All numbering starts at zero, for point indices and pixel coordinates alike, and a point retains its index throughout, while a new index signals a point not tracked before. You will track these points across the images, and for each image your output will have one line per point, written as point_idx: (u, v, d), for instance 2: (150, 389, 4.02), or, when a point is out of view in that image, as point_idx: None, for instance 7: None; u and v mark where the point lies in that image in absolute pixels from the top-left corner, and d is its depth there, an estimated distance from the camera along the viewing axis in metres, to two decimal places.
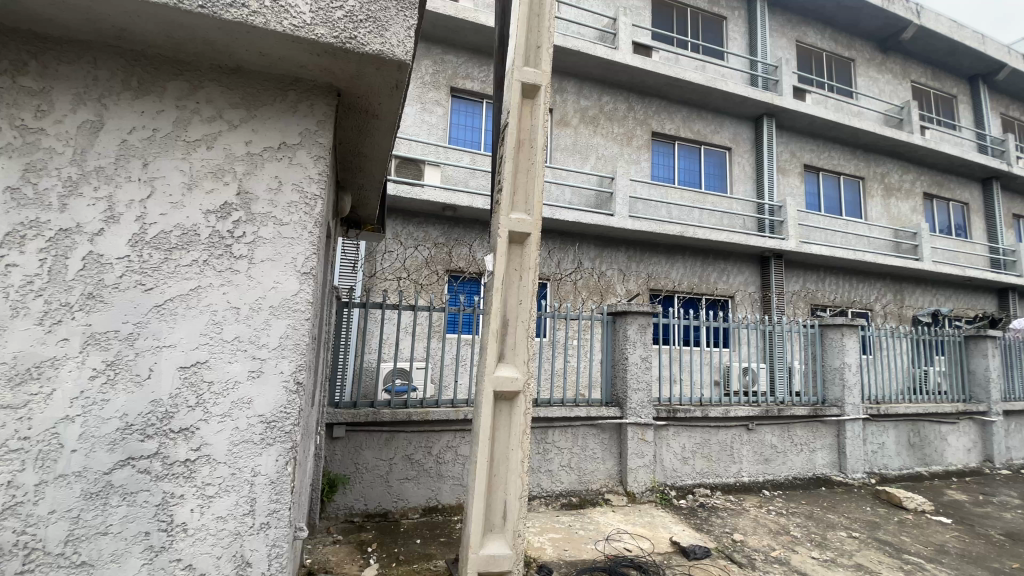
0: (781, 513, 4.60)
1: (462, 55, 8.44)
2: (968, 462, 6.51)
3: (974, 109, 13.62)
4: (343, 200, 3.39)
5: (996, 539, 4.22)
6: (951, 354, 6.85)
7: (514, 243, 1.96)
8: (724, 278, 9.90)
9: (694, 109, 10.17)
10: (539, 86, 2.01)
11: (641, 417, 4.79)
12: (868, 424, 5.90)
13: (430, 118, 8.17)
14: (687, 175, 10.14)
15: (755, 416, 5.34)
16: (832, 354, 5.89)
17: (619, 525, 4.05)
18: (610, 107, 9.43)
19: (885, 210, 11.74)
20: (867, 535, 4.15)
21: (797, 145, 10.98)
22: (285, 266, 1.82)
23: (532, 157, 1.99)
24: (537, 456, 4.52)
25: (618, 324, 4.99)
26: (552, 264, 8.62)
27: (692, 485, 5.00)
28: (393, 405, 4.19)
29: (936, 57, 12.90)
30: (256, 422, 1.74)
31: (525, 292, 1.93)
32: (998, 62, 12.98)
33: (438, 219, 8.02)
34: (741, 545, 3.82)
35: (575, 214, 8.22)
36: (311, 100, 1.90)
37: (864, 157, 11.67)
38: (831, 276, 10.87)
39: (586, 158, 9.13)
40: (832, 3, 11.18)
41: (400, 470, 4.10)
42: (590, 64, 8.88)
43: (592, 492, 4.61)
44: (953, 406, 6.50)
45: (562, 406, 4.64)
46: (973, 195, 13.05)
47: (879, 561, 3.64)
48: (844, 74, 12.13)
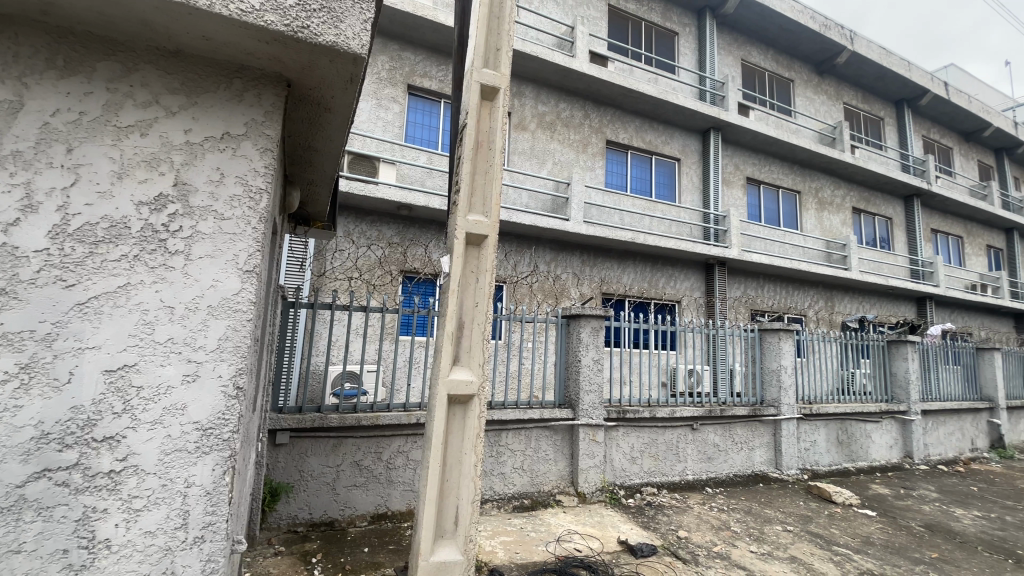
0: (722, 509, 4.81)
1: (420, 53, 8.34)
2: (890, 458, 7.06)
3: (899, 131, 14.83)
4: (292, 195, 3.26)
5: (916, 530, 4.58)
6: (875, 357, 7.42)
7: (470, 244, 1.94)
8: (672, 284, 10.28)
9: (647, 119, 10.52)
10: (497, 88, 2.01)
11: (593, 418, 4.88)
12: (802, 424, 6.28)
13: (386, 115, 8.00)
14: (639, 183, 10.47)
15: (699, 416, 5.57)
16: (771, 356, 6.24)
17: (569, 526, 4.11)
18: (567, 114, 9.59)
19: (818, 222, 12.57)
20: (801, 528, 4.41)
21: (741, 158, 11.58)
22: (225, 263, 1.72)
23: (490, 159, 1.98)
24: (490, 460, 4.49)
25: (572, 327, 5.06)
26: (508, 266, 8.65)
27: (639, 484, 5.13)
28: (342, 409, 4.07)
29: (865, 82, 13.97)
30: (191, 429, 1.63)
31: (481, 294, 1.91)
32: (919, 89, 14.21)
33: (392, 218, 7.87)
34: (685, 541, 3.96)
35: (532, 218, 8.29)
36: (258, 89, 1.81)
37: (800, 172, 12.46)
38: (770, 283, 11.52)
39: (543, 162, 9.24)
40: (774, 26, 11.88)
41: (347, 477, 3.97)
42: (548, 71, 9.00)
43: (544, 493, 4.65)
44: (877, 406, 7.02)
45: (515, 408, 4.65)
46: (895, 211, 14.21)
47: (811, 553, 3.87)
48: (784, 93, 12.91)
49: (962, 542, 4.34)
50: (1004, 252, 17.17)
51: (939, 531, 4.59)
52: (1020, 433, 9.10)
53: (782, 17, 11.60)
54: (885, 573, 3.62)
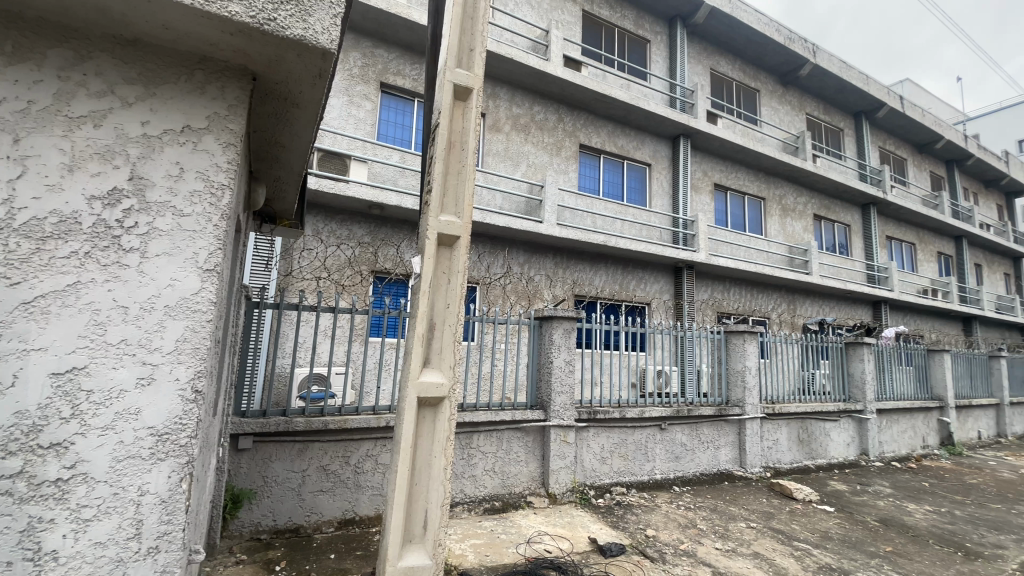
0: (689, 507, 4.92)
1: (394, 51, 8.25)
2: (848, 455, 7.36)
3: (857, 142, 15.51)
4: (257, 192, 3.16)
5: (871, 525, 4.78)
6: (834, 359, 7.72)
7: (442, 244, 1.93)
8: (642, 286, 10.46)
9: (619, 124, 10.69)
10: (470, 89, 2.00)
11: (564, 419, 4.90)
12: (765, 423, 6.48)
13: (358, 112, 7.86)
14: (611, 187, 10.62)
15: (667, 416, 5.67)
16: (736, 358, 6.42)
17: (540, 527, 4.12)
18: (541, 117, 9.64)
19: (782, 228, 13.02)
20: (764, 524, 4.54)
21: (709, 165, 11.89)
22: (184, 262, 1.65)
23: (462, 160, 1.97)
24: (460, 462, 4.45)
25: (544, 329, 5.08)
26: (481, 268, 8.62)
27: (609, 484, 5.18)
28: (308, 412, 3.97)
29: (826, 94, 14.55)
30: (145, 435, 1.56)
31: (452, 295, 1.90)
32: (875, 102, 14.89)
33: (364, 217, 7.75)
34: (653, 539, 4.02)
35: (506, 219, 8.29)
36: (221, 82, 1.75)
37: (765, 179, 12.88)
38: (736, 287, 11.85)
39: (517, 164, 9.26)
40: (742, 37, 12.25)
41: (314, 482, 3.87)
42: (523, 73, 9.03)
43: (515, 495, 4.65)
44: (835, 405, 7.31)
45: (487, 410, 4.63)
46: (853, 218, 14.84)
47: (773, 549, 4.00)
48: (750, 103, 13.32)
49: (914, 536, 4.55)
50: (952, 258, 18.14)
51: (893, 525, 4.81)
52: (967, 430, 9.62)
53: (749, 29, 11.98)
54: (842, 566, 3.76)
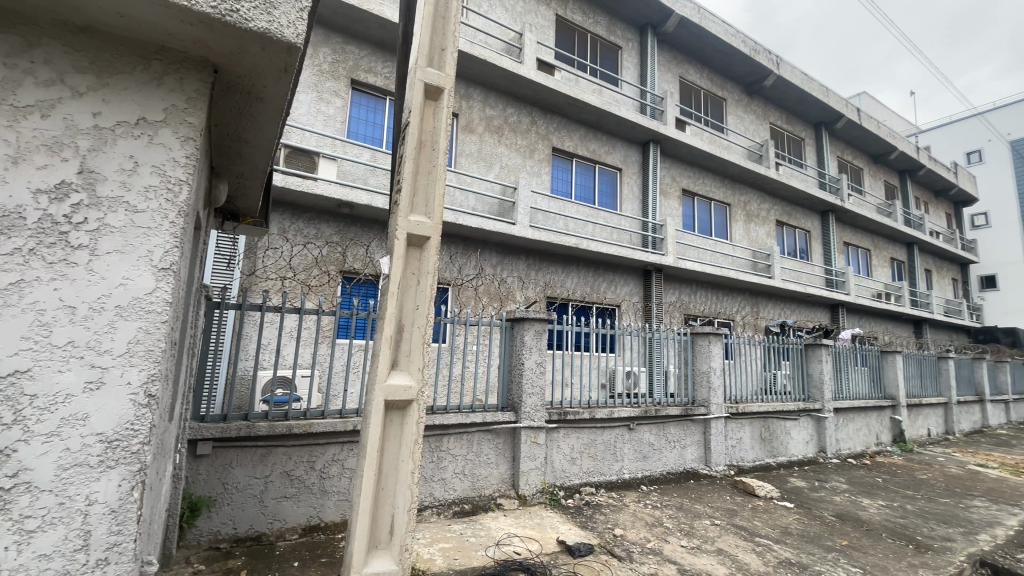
0: (656, 506, 5.01)
1: (365, 48, 8.13)
2: (807, 452, 7.64)
3: (817, 151, 16.16)
4: (218, 188, 3.06)
5: (829, 519, 4.98)
6: (794, 360, 8.01)
7: (412, 245, 1.91)
8: (612, 289, 10.60)
9: (591, 128, 10.82)
10: (441, 88, 1.99)
11: (534, 421, 4.92)
12: (729, 422, 6.67)
13: (327, 109, 7.70)
14: (583, 191, 10.74)
15: (636, 416, 5.77)
16: (702, 359, 6.58)
17: (509, 529, 4.11)
18: (514, 119, 9.67)
19: (746, 233, 13.44)
20: (727, 521, 4.67)
21: (678, 171, 12.17)
22: (138, 260, 1.59)
23: (433, 160, 1.96)
24: (430, 465, 4.39)
25: (516, 331, 5.08)
26: (453, 269, 8.57)
27: (579, 484, 5.23)
28: (271, 416, 3.85)
29: (789, 104, 15.11)
30: (94, 441, 1.48)
31: (422, 296, 1.88)
32: (834, 114, 15.56)
33: (333, 216, 7.60)
34: (621, 538, 4.08)
35: (478, 220, 8.26)
36: (180, 73, 1.70)
37: (731, 186, 13.27)
38: (702, 290, 12.16)
39: (490, 166, 9.25)
40: (710, 47, 12.60)
41: (277, 488, 3.76)
42: (496, 75, 9.04)
43: (485, 498, 4.63)
44: (796, 405, 7.58)
45: (457, 412, 4.59)
46: (813, 225, 15.45)
47: (736, 545, 4.11)
48: (717, 111, 13.71)
49: (868, 529, 4.77)
50: (905, 264, 19.10)
51: (848, 520, 5.02)
52: (917, 428, 10.13)
53: (717, 40, 12.33)
54: (801, 561, 3.89)
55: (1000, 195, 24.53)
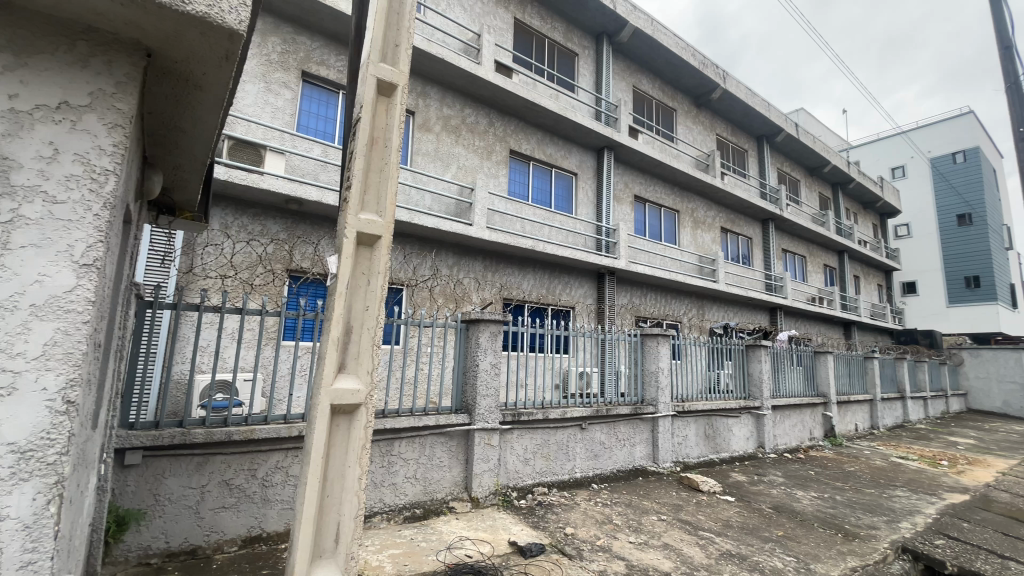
0: (606, 503, 5.12)
1: (317, 40, 7.87)
2: (747, 448, 8.05)
3: (759, 162, 17.07)
4: (153, 179, 2.87)
5: (766, 511, 5.27)
6: (737, 360, 8.42)
7: (362, 244, 1.86)
8: (567, 291, 10.76)
9: (548, 133, 10.95)
10: (395, 85, 1.95)
11: (488, 422, 4.90)
12: (676, 420, 6.93)
13: (276, 100, 7.39)
14: (539, 194, 10.84)
15: (588, 416, 5.88)
16: (651, 359, 6.80)
17: (461, 532, 4.08)
18: (472, 119, 9.64)
19: (693, 239, 14.02)
20: (673, 517, 4.84)
21: (630, 177, 12.52)
22: (56, 255, 1.50)
23: (385, 157, 1.92)
24: (380, 471, 4.27)
25: (471, 332, 5.06)
26: (407, 269, 8.42)
27: (531, 485, 5.27)
28: (209, 423, 3.64)
29: (734, 117, 15.89)
30: (4, 452, 1.37)
31: (372, 297, 1.84)
32: (775, 128, 16.50)
33: (280, 212, 7.30)
34: (572, 537, 4.14)
35: (434, 221, 8.16)
36: (108, 56, 1.61)
37: (679, 193, 13.80)
38: (652, 293, 12.57)
39: (447, 166, 9.15)
40: (662, 58, 13.07)
41: (214, 498, 3.56)
42: (454, 75, 8.97)
43: (437, 502, 4.58)
44: (737, 402, 7.97)
45: (410, 416, 4.50)
46: (754, 232, 16.30)
47: (681, 539, 4.27)
48: (668, 120, 14.22)
49: (801, 520, 5.07)
50: (836, 270, 20.49)
51: (784, 511, 5.32)
52: (846, 423, 10.90)
53: (669, 52, 12.80)
54: (741, 552, 4.09)
55: (920, 208, 26.83)
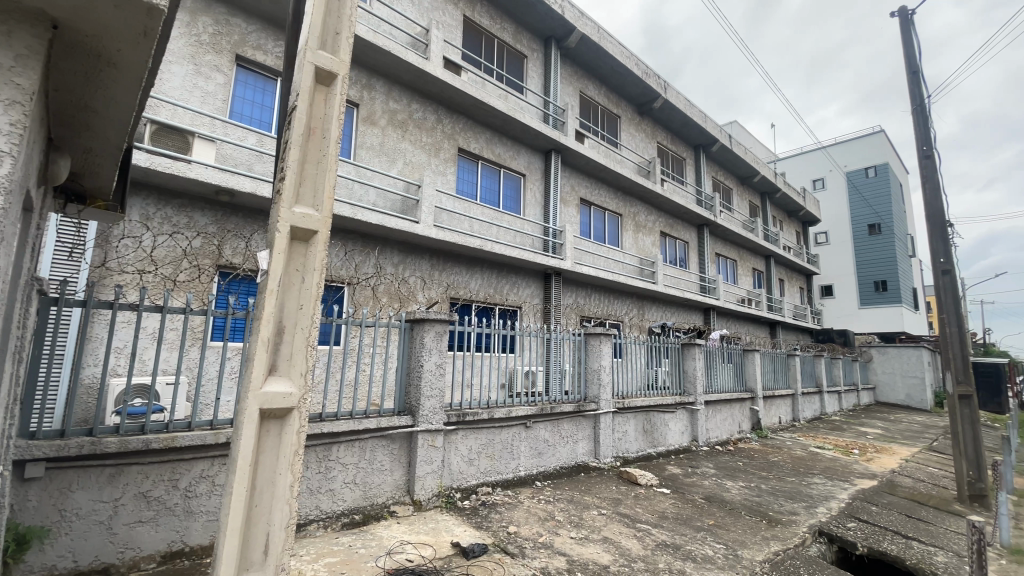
0: (549, 500, 5.20)
1: (253, 23, 7.45)
2: (682, 442, 8.45)
3: (696, 169, 17.95)
4: (59, 163, 2.60)
5: (698, 502, 5.55)
6: (673, 357, 8.81)
7: (296, 239, 1.78)
8: (514, 291, 10.82)
9: (497, 133, 10.96)
10: (335, 74, 1.88)
11: (432, 423, 4.83)
12: (617, 416, 7.15)
13: (206, 84, 6.92)
14: (488, 194, 10.80)
15: (532, 414, 5.93)
16: (593, 357, 6.97)
17: (402, 536, 4.00)
18: (419, 115, 9.46)
19: (634, 242, 14.54)
20: (613, 510, 4.98)
21: (576, 180, 12.78)
22: None
23: (323, 149, 1.85)
24: (316, 477, 4.09)
25: (415, 332, 4.97)
26: (349, 267, 8.14)
27: (475, 484, 5.25)
28: (123, 430, 3.33)
29: (674, 126, 16.62)
30: None
31: (306, 295, 1.76)
32: (710, 138, 17.44)
33: (209, 204, 6.84)
34: (514, 535, 4.17)
35: (379, 217, 7.92)
36: (9, 28, 1.58)
37: (622, 197, 14.26)
38: (596, 293, 12.88)
39: (392, 161, 8.93)
40: (608, 66, 13.45)
41: (130, 512, 3.28)
42: (401, 69, 8.78)
43: (377, 506, 4.45)
44: (674, 398, 8.34)
45: (349, 418, 4.34)
46: (691, 237, 17.14)
47: (619, 532, 4.41)
48: (612, 126, 14.64)
49: (731, 509, 5.38)
50: (764, 273, 21.92)
51: (715, 501, 5.62)
52: (771, 416, 11.69)
53: (614, 60, 13.20)
54: (675, 542, 4.28)
55: (837, 217, 29.25)
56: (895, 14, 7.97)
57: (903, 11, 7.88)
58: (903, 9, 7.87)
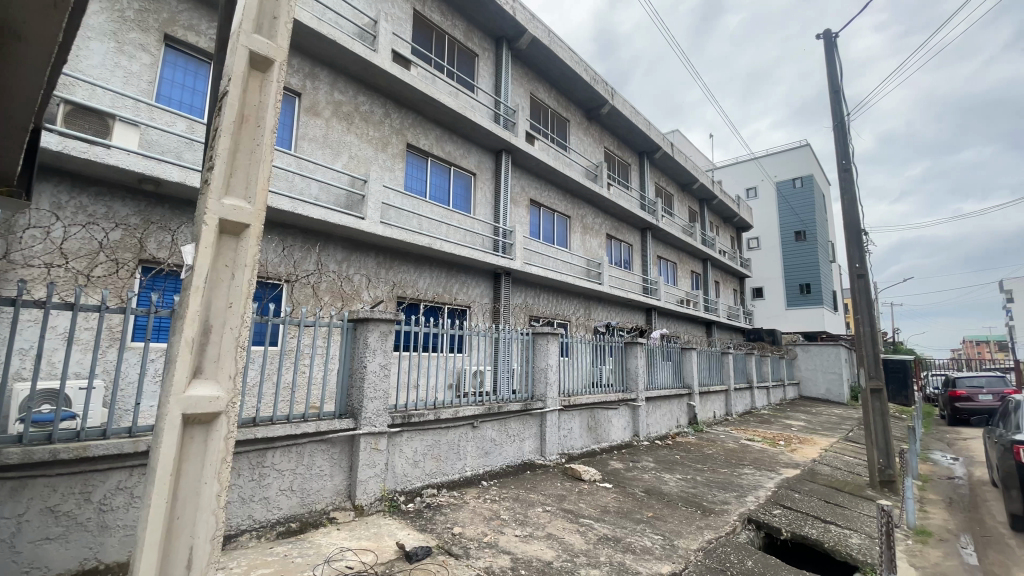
0: (494, 499, 5.20)
1: (184, 2, 6.96)
2: (624, 437, 8.72)
3: (641, 174, 18.58)
4: None
5: (638, 495, 5.75)
6: (617, 356, 9.07)
7: (225, 232, 1.68)
8: (463, 290, 10.76)
9: (447, 130, 10.84)
10: (271, 60, 1.80)
11: (375, 426, 4.70)
12: (562, 413, 7.28)
13: (129, 64, 6.39)
14: (437, 191, 10.65)
15: (479, 414, 5.92)
16: (540, 356, 7.05)
17: (342, 543, 3.87)
18: (366, 108, 9.19)
19: (581, 243, 14.85)
20: (557, 507, 5.07)
21: (526, 181, 12.88)
22: None
23: (257, 138, 1.77)
24: (250, 485, 3.88)
25: (359, 331, 4.82)
26: (288, 263, 7.78)
27: (420, 487, 5.17)
28: (27, 440, 3.00)
29: (620, 132, 17.13)
30: None
31: (236, 292, 1.68)
32: (653, 145, 18.14)
33: (131, 193, 6.31)
34: (459, 537, 4.14)
35: (322, 212, 7.63)
36: None
37: (571, 199, 14.54)
38: (544, 293, 13.05)
39: (337, 154, 8.62)
40: (557, 70, 13.66)
41: (35, 529, 2.97)
42: (347, 60, 8.49)
43: (315, 513, 4.28)
44: (617, 395, 8.60)
45: (286, 422, 4.14)
46: (634, 239, 17.74)
47: (563, 527, 4.50)
48: (561, 129, 14.87)
49: (668, 500, 5.61)
50: (701, 275, 23.05)
51: (654, 494, 5.85)
52: (706, 410, 12.31)
53: (563, 64, 13.41)
54: (615, 535, 4.41)
55: (767, 223, 31.25)
56: (820, 36, 8.62)
57: (827, 34, 8.53)
58: (828, 33, 8.51)
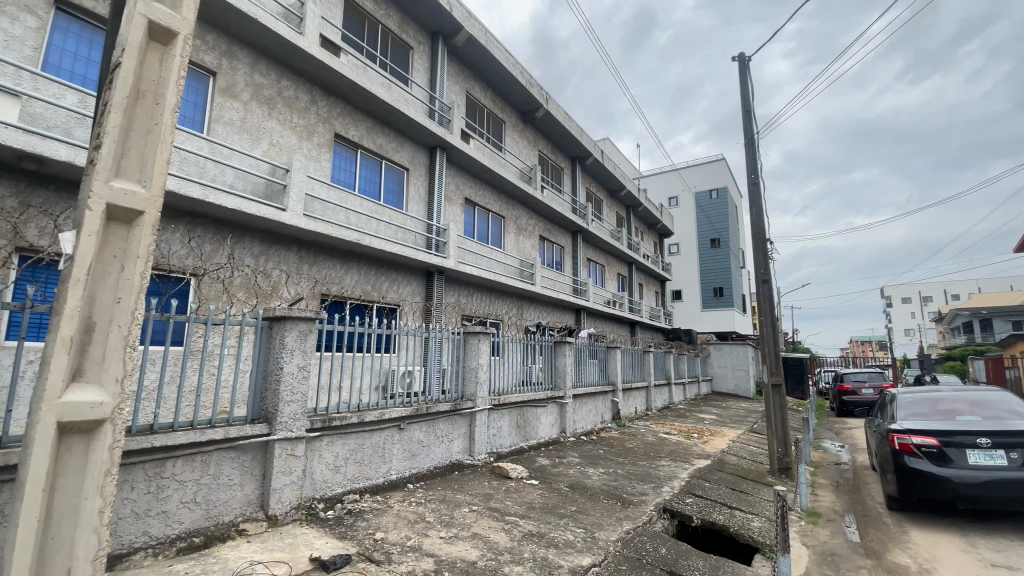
0: (420, 502, 5.11)
1: None
2: (551, 433, 8.92)
3: (573, 178, 19.12)
4: None
5: (562, 490, 5.91)
6: (547, 355, 9.24)
7: (113, 219, 1.52)
8: (393, 287, 10.48)
9: (379, 123, 10.51)
10: (173, 32, 1.66)
11: (292, 431, 4.44)
12: (492, 412, 7.30)
13: (7, 25, 5.59)
14: (366, 185, 10.29)
15: (406, 415, 5.79)
16: (471, 356, 7.04)
17: (252, 556, 3.62)
18: (290, 93, 8.68)
19: (514, 243, 14.99)
20: (483, 506, 5.07)
21: (461, 180, 12.78)
22: None
23: (155, 116, 1.61)
24: (146, 498, 3.55)
25: (275, 330, 4.54)
26: (196, 255, 7.18)
27: (341, 493, 4.96)
28: None
29: (554, 137, 17.53)
30: None
31: (126, 285, 1.52)
32: (585, 151, 18.73)
33: (6, 171, 5.52)
34: (381, 542, 4.02)
35: (236, 201, 7.10)
36: None
37: (505, 200, 14.62)
38: (477, 292, 13.03)
39: (256, 141, 8.07)
40: (493, 70, 13.71)
41: None
42: (270, 41, 7.98)
43: (222, 526, 3.98)
44: (546, 393, 8.79)
45: (190, 429, 3.81)
46: (565, 241, 18.20)
47: (488, 526, 4.51)
48: (496, 129, 14.93)
49: (591, 494, 5.81)
50: (627, 278, 24.14)
51: (578, 488, 6.02)
52: (629, 406, 12.91)
53: (499, 65, 13.50)
54: (539, 530, 4.50)
55: (687, 230, 33.37)
56: (735, 59, 9.31)
57: (742, 57, 9.24)
58: (742, 56, 9.22)
